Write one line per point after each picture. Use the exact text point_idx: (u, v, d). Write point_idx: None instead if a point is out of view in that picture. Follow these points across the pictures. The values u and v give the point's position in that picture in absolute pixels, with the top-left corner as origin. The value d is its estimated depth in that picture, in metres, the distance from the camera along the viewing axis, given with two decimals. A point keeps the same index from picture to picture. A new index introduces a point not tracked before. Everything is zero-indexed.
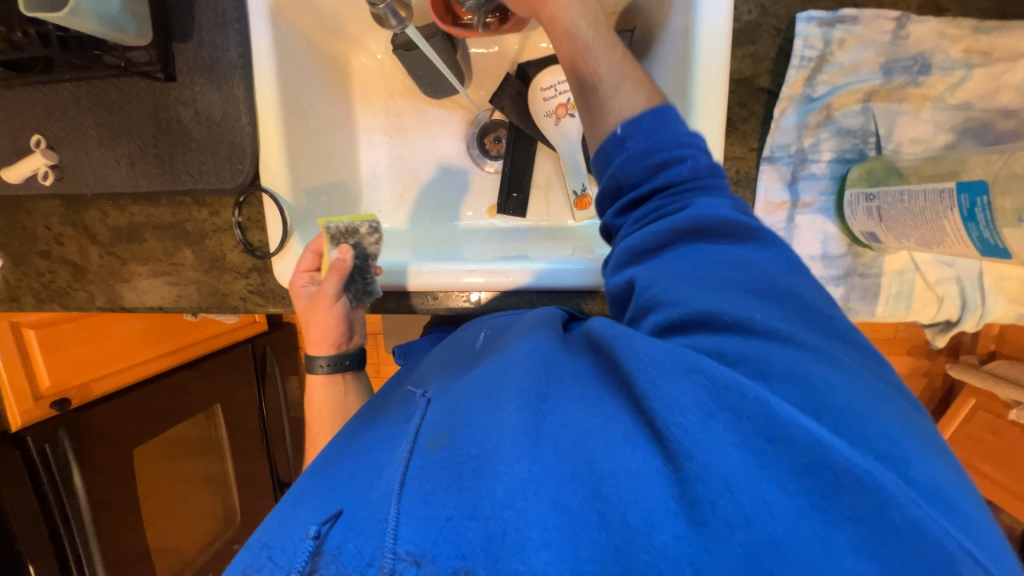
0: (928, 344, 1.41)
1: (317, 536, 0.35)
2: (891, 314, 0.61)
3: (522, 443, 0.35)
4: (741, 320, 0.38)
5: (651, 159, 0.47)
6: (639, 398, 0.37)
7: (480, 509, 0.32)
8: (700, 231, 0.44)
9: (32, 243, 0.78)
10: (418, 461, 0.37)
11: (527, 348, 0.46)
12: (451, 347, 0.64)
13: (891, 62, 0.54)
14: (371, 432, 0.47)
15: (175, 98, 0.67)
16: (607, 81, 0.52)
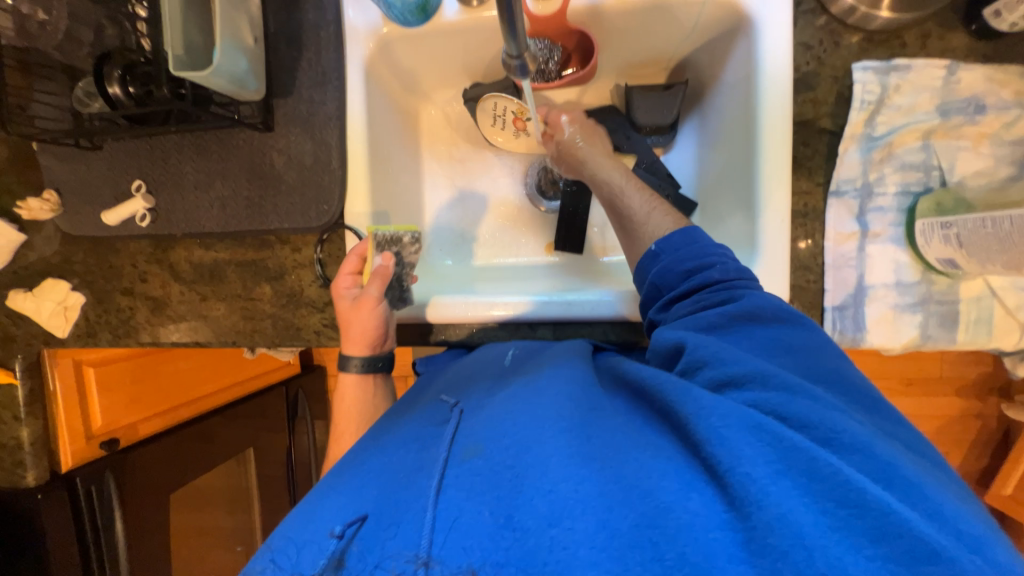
0: (978, 384, 1.37)
1: (342, 536, 0.36)
2: (971, 341, 0.61)
3: (570, 462, 0.36)
4: (787, 385, 0.40)
5: (683, 267, 0.56)
6: (695, 442, 0.37)
7: (517, 521, 0.34)
8: (744, 316, 0.50)
9: (116, 281, 0.82)
10: (455, 470, 0.38)
11: (576, 376, 0.47)
12: (476, 362, 0.62)
13: (946, 104, 0.59)
14: (400, 434, 0.48)
15: (270, 146, 0.73)
16: (642, 212, 0.66)
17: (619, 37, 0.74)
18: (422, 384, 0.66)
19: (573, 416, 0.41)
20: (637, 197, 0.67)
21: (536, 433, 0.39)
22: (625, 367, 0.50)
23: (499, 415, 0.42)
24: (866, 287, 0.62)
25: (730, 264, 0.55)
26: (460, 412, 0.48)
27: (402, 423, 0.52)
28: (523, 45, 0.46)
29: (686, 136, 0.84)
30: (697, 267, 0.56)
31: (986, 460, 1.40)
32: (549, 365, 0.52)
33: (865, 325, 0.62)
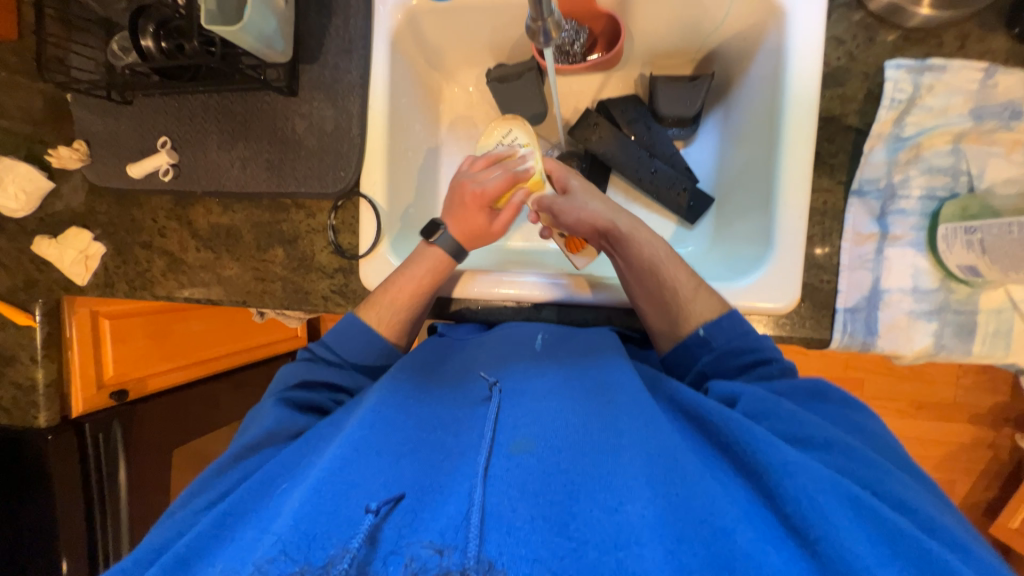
0: (992, 413, 1.32)
1: (377, 513, 0.35)
2: (987, 354, 0.60)
3: (639, 487, 0.36)
4: (845, 447, 0.44)
5: (740, 359, 0.57)
6: (770, 489, 0.38)
7: (573, 530, 0.34)
8: (808, 391, 0.54)
9: (136, 234, 0.84)
10: (504, 462, 0.38)
11: (632, 390, 0.47)
12: (504, 340, 0.60)
13: (980, 108, 0.57)
14: (435, 416, 0.48)
15: (293, 110, 0.74)
16: (688, 288, 0.61)
17: (647, 23, 0.73)
18: (441, 350, 0.63)
19: (631, 432, 0.41)
20: (681, 271, 0.62)
21: (599, 452, 0.39)
22: (672, 387, 0.51)
23: (552, 418, 0.42)
24: (881, 291, 0.61)
25: (782, 362, 0.57)
26: (499, 393, 0.47)
27: (432, 399, 0.51)
28: (546, 11, 0.46)
29: (708, 129, 0.83)
30: (756, 363, 0.57)
31: (995, 491, 1.35)
32: (595, 368, 0.52)
33: (877, 329, 0.61)
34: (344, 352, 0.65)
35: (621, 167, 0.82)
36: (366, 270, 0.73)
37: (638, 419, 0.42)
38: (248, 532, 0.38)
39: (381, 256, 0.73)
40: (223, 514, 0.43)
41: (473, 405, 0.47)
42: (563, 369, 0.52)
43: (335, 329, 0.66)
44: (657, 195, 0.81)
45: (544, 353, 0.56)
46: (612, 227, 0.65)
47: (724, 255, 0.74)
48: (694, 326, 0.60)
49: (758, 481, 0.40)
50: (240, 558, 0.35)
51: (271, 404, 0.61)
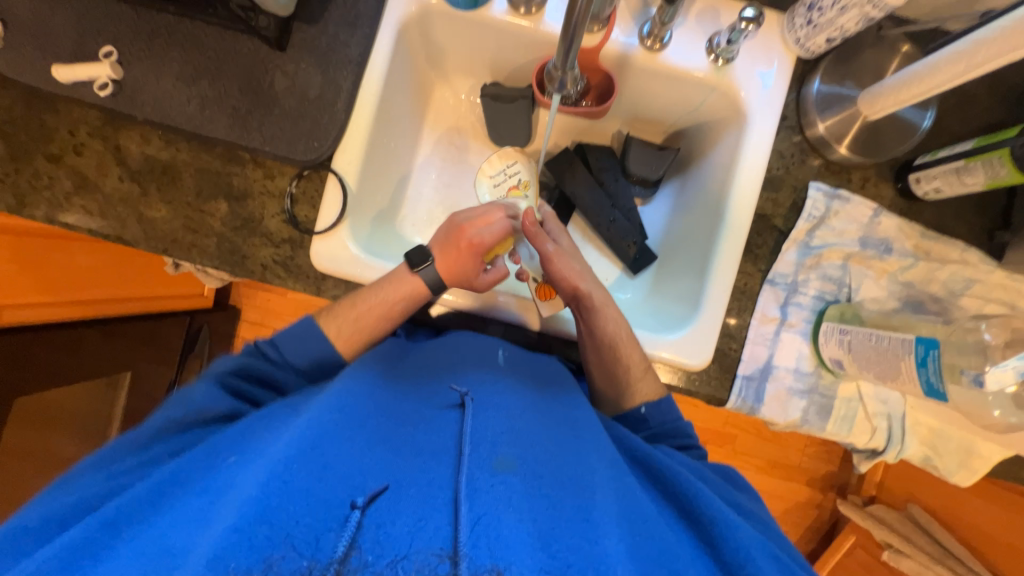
0: (824, 479, 1.59)
1: (363, 509, 0.36)
2: (836, 433, 0.73)
3: (611, 522, 0.40)
4: (749, 512, 0.57)
5: (667, 441, 0.67)
6: (712, 537, 0.47)
7: (556, 548, 0.36)
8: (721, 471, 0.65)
9: (43, 144, 0.71)
10: (488, 476, 0.40)
11: (597, 433, 0.53)
12: (470, 348, 0.62)
13: (866, 238, 0.72)
14: (406, 416, 0.48)
15: (276, 65, 0.70)
16: (638, 368, 0.67)
17: (635, 90, 0.81)
18: (398, 351, 0.63)
19: (597, 466, 0.46)
20: (635, 350, 0.67)
21: (577, 481, 0.43)
22: (621, 432, 0.58)
23: (530, 440, 0.45)
24: (771, 366, 0.72)
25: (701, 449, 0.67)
26: (471, 403, 0.48)
27: (398, 397, 0.51)
28: (569, 65, 0.59)
29: (664, 195, 0.92)
30: (683, 445, 0.67)
31: (814, 545, 1.62)
32: (562, 402, 0.56)
33: (763, 398, 0.72)
34: (291, 351, 0.64)
35: (585, 210, 0.88)
36: (319, 248, 0.70)
37: (605, 460, 0.48)
38: (192, 503, 0.40)
39: (339, 237, 0.71)
40: (163, 481, 0.44)
41: (444, 412, 0.49)
42: (529, 390, 0.56)
43: (289, 333, 0.64)
44: (611, 242, 0.88)
45: (507, 368, 0.59)
46: (587, 296, 0.68)
47: (656, 309, 0.82)
48: (638, 402, 0.66)
49: (701, 529, 0.48)
50: (197, 529, 0.36)
51: (204, 384, 0.59)
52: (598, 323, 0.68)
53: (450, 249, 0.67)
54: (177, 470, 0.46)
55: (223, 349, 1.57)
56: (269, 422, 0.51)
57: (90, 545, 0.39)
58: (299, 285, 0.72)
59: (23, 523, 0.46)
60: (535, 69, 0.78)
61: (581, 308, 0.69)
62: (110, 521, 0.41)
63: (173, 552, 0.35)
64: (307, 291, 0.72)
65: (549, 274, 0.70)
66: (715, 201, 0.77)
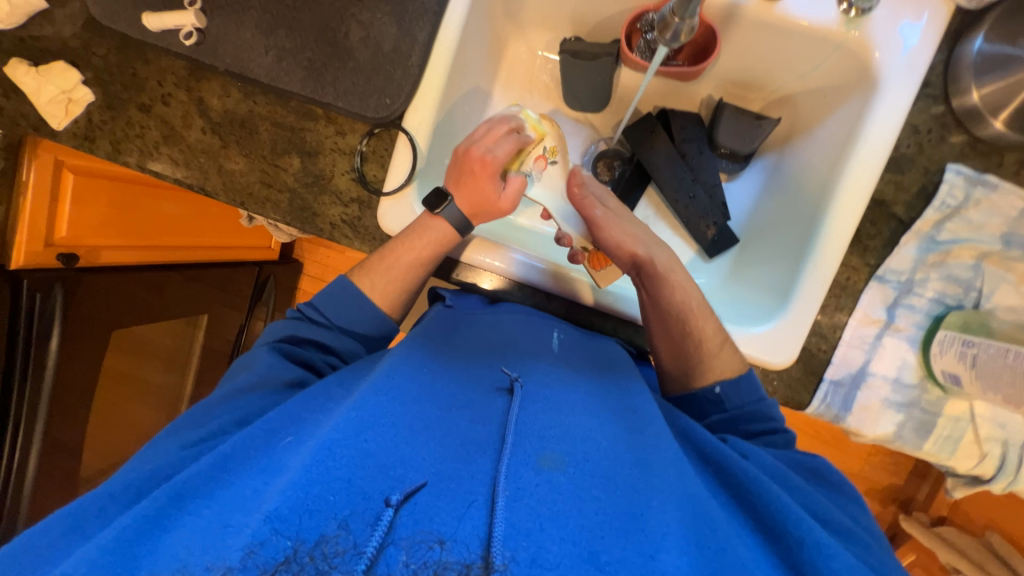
0: (885, 492, 1.47)
1: (394, 507, 0.34)
2: (934, 453, 0.65)
3: (672, 536, 0.36)
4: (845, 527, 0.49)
5: (746, 425, 0.60)
6: (795, 559, 0.42)
7: (604, 561, 0.34)
8: (808, 468, 0.57)
9: (135, 93, 0.74)
10: (532, 475, 0.38)
11: (659, 422, 0.49)
12: (522, 329, 0.60)
13: (1011, 235, 0.61)
14: (452, 397, 0.47)
15: (351, 15, 0.68)
16: (712, 343, 0.61)
17: (739, 48, 0.71)
18: (449, 320, 0.61)
19: (654, 465, 0.42)
20: (709, 323, 0.62)
21: (632, 487, 0.40)
22: (685, 424, 0.55)
23: (580, 437, 0.43)
24: (867, 373, 0.64)
25: (788, 433, 0.61)
26: (520, 390, 0.47)
27: (447, 377, 0.50)
28: (689, 12, 0.53)
29: (754, 171, 0.82)
30: (765, 431, 0.60)
31: None
32: (621, 391, 0.53)
33: (851, 406, 0.65)
34: (334, 314, 0.64)
35: (663, 182, 0.80)
36: (386, 209, 0.69)
37: (666, 456, 0.44)
38: (248, 480, 0.40)
39: (406, 199, 0.69)
40: (223, 457, 0.44)
41: (489, 398, 0.47)
42: (584, 380, 0.53)
43: (326, 292, 0.65)
44: (688, 221, 0.81)
45: (563, 357, 0.56)
46: (648, 262, 0.63)
47: (734, 298, 0.75)
48: (713, 383, 0.61)
49: (784, 548, 0.43)
50: (248, 509, 0.36)
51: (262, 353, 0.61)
52: (668, 286, 0.63)
53: (465, 181, 0.64)
54: (241, 440, 0.45)
55: (286, 299, 1.66)
56: (320, 399, 0.52)
57: (159, 518, 0.39)
58: (365, 246, 0.72)
59: (108, 488, 0.47)
60: (627, 21, 0.70)
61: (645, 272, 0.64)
62: (176, 494, 0.40)
63: (226, 528, 0.35)
64: (372, 253, 0.72)
65: (601, 241, 0.66)
66: (820, 184, 0.67)
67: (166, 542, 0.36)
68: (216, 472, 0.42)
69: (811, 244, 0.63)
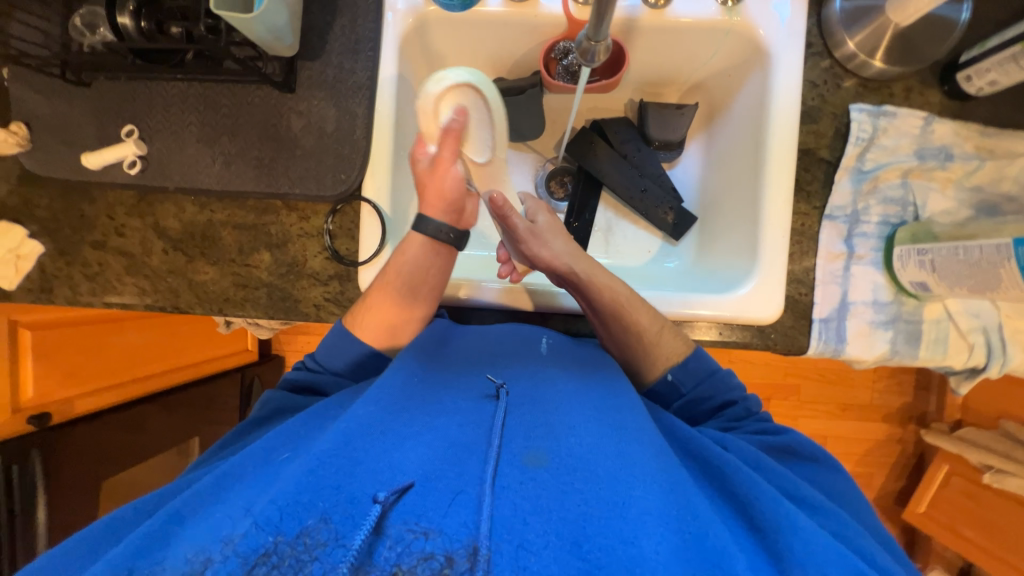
0: (901, 412, 1.53)
1: (383, 502, 0.34)
2: (930, 357, 0.69)
3: (654, 521, 0.35)
4: (819, 506, 0.48)
5: (705, 404, 0.62)
6: (775, 548, 0.40)
7: (586, 551, 0.33)
8: (779, 447, 0.57)
9: (86, 232, 0.73)
10: (518, 474, 0.38)
11: (645, 417, 0.48)
12: (511, 335, 0.61)
13: (922, 150, 0.68)
14: (439, 407, 0.46)
15: (289, 108, 0.70)
16: (652, 331, 0.62)
17: (645, 52, 0.78)
18: (441, 332, 0.62)
19: (648, 451, 0.42)
20: (653, 313, 0.63)
21: (616, 476, 0.38)
22: (671, 421, 0.55)
23: (567, 433, 0.42)
24: (848, 303, 0.69)
25: (747, 400, 0.62)
26: (507, 395, 0.47)
27: (440, 387, 0.50)
28: (602, 35, 0.58)
29: (691, 154, 0.89)
30: (724, 405, 0.61)
31: (904, 481, 1.56)
32: (609, 389, 0.52)
33: (846, 337, 0.69)
34: (326, 359, 0.63)
35: (614, 181, 0.86)
36: (366, 277, 0.70)
37: (656, 449, 0.43)
38: (243, 493, 0.39)
39: (384, 263, 0.70)
40: (224, 473, 0.43)
41: (480, 400, 0.47)
42: (571, 377, 0.53)
43: (323, 341, 0.63)
44: (648, 213, 0.86)
45: (558, 376, 0.54)
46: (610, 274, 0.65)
47: (709, 271, 0.80)
48: (665, 371, 0.62)
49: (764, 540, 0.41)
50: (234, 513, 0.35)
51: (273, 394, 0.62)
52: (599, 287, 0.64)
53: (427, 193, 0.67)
54: (235, 464, 0.44)
55: None
56: (318, 415, 0.51)
57: (162, 534, 0.38)
58: None
59: None
60: (542, 53, 0.76)
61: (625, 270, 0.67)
62: (174, 513, 0.39)
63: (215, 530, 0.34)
64: None
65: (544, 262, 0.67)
66: (749, 148, 0.74)
67: (173, 551, 0.35)
68: (210, 492, 0.41)
69: (758, 202, 0.68)
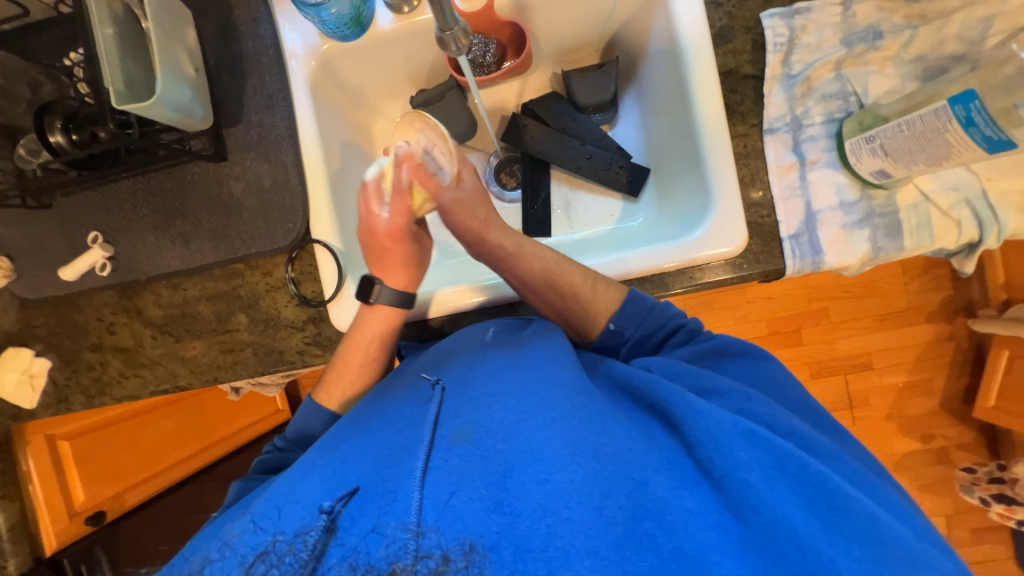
0: (943, 308, 1.43)
1: (331, 511, 0.40)
2: (918, 244, 0.65)
3: (563, 458, 0.40)
4: (750, 395, 0.50)
5: (651, 340, 0.62)
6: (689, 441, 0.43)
7: (506, 504, 0.38)
8: (711, 352, 0.59)
9: (83, 338, 0.79)
10: (444, 453, 0.42)
11: (564, 362, 0.50)
12: (454, 338, 0.62)
13: (849, 36, 0.65)
14: (380, 418, 0.50)
15: (227, 175, 0.73)
16: (586, 287, 0.62)
17: (547, 23, 0.78)
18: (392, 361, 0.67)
19: (559, 395, 0.45)
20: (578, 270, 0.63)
21: (530, 426, 0.42)
22: (610, 361, 0.56)
23: (486, 402, 0.45)
24: (815, 212, 0.66)
25: (689, 325, 0.62)
26: (440, 387, 0.50)
27: (384, 398, 0.55)
28: (451, 21, 0.54)
29: (627, 109, 0.88)
30: (665, 338, 0.62)
31: (967, 378, 1.46)
32: (534, 346, 0.54)
33: (821, 247, 0.66)
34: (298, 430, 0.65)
35: (559, 157, 0.85)
36: (336, 313, 0.72)
37: (569, 390, 0.46)
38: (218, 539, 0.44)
39: (348, 295, 0.72)
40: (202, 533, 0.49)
41: (416, 399, 0.51)
42: (498, 348, 0.55)
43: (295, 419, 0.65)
44: (599, 177, 0.85)
45: (489, 347, 0.56)
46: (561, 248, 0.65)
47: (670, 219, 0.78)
48: (607, 321, 0.62)
49: (682, 438, 0.44)
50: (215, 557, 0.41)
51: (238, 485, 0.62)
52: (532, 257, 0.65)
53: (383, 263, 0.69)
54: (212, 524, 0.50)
55: None
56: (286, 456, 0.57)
57: None
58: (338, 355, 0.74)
59: None
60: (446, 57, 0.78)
61: None
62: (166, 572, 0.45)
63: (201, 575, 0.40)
64: None
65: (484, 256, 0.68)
66: (674, 85, 0.72)
67: None
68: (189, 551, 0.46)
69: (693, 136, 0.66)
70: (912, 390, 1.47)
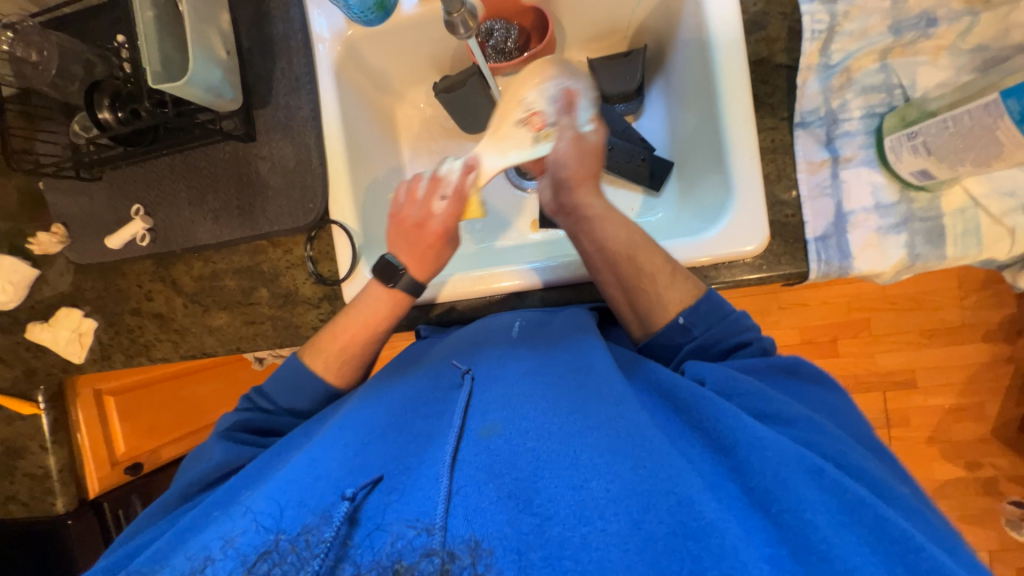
0: (1003, 327, 1.31)
1: (353, 498, 0.38)
2: (962, 254, 0.60)
3: (602, 464, 0.38)
4: (804, 421, 0.47)
5: (719, 345, 0.59)
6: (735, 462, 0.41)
7: (537, 506, 0.36)
8: (782, 368, 0.56)
9: (125, 303, 0.85)
10: (474, 446, 0.40)
11: (604, 371, 0.49)
12: (482, 330, 0.62)
13: (898, 23, 0.60)
14: (409, 410, 0.50)
15: (255, 155, 0.77)
16: (664, 274, 0.61)
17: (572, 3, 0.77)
18: (419, 350, 0.67)
19: (598, 405, 0.44)
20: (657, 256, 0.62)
21: (566, 431, 0.41)
22: (649, 369, 0.54)
23: (520, 402, 0.44)
24: (846, 214, 0.62)
25: (762, 342, 0.59)
26: (470, 379, 0.50)
27: (412, 389, 0.54)
28: None
29: (654, 99, 0.85)
30: (738, 346, 0.59)
31: None
32: (571, 352, 0.53)
33: (850, 252, 0.61)
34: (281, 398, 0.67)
35: None
36: (348, 291, 0.75)
37: (609, 400, 0.45)
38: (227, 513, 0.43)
39: (361, 275, 0.75)
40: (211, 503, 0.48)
41: (447, 391, 0.51)
42: (532, 350, 0.55)
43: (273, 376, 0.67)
44: (619, 169, 0.82)
45: (522, 344, 0.56)
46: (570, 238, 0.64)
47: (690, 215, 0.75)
48: (675, 315, 0.60)
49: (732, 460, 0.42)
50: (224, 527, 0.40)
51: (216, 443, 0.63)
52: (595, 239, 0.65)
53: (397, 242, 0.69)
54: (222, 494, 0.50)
55: None
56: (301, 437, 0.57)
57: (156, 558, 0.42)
58: None
59: None
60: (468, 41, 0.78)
61: (585, 232, 0.65)
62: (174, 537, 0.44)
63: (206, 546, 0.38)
64: None
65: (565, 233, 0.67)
66: (701, 74, 0.69)
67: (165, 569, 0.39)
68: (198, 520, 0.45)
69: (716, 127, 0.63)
70: (961, 413, 1.36)
